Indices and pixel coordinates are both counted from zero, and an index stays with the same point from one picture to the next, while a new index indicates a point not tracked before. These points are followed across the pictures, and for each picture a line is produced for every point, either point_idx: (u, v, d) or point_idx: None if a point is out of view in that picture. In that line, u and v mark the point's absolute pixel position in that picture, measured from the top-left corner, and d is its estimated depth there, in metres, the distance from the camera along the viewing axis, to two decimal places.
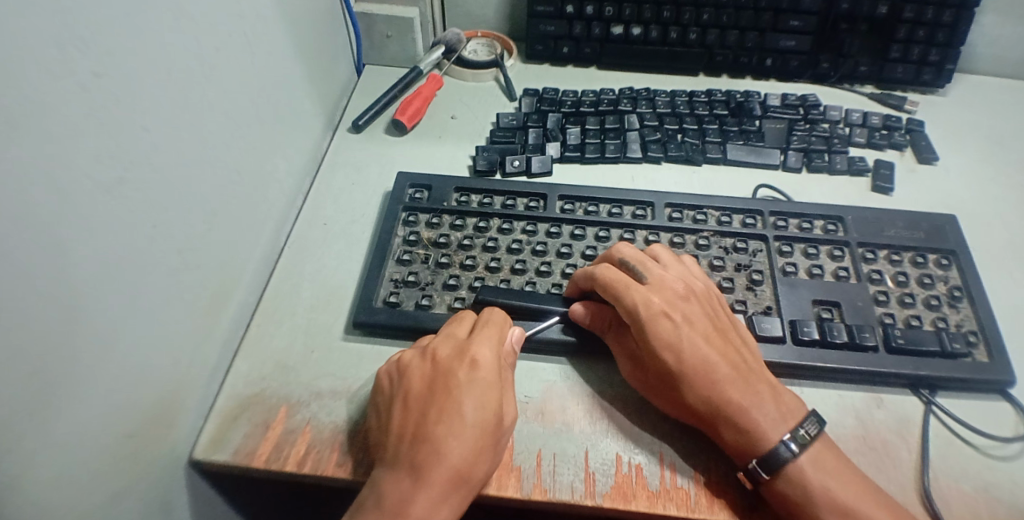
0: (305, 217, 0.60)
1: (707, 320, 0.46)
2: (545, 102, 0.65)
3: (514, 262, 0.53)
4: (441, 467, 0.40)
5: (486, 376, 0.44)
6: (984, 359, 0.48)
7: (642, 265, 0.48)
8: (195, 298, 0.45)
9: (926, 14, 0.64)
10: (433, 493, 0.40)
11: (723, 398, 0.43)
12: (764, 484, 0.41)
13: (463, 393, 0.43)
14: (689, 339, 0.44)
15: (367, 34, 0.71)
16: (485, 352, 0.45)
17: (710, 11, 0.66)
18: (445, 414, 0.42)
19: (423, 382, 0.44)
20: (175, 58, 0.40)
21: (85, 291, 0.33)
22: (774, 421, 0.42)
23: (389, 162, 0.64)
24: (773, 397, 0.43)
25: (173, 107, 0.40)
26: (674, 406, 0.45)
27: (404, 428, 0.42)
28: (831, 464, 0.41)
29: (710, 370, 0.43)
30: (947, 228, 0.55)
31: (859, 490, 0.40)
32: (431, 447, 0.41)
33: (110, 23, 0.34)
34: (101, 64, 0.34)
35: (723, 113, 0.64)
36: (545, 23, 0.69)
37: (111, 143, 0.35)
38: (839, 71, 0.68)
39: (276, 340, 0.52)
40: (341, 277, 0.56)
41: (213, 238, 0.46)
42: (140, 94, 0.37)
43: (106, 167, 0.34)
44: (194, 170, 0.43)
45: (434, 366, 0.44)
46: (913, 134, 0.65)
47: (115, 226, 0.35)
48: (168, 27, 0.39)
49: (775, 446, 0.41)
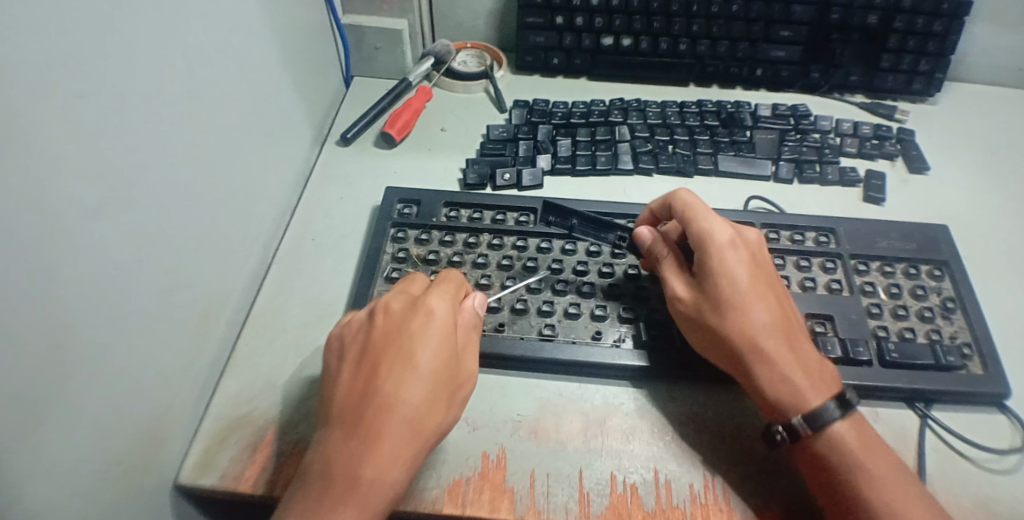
0: (293, 233, 0.59)
1: (768, 272, 0.47)
2: (536, 114, 0.65)
3: (505, 278, 0.52)
4: (395, 416, 0.39)
5: (440, 327, 0.42)
6: (978, 371, 0.48)
7: (706, 209, 0.48)
8: (180, 318, 0.43)
9: (916, 24, 0.64)
10: (387, 444, 0.38)
11: (771, 344, 0.43)
12: (802, 441, 0.42)
13: (416, 342, 0.41)
14: (749, 279, 0.45)
15: (355, 46, 0.70)
16: (439, 305, 0.44)
17: (700, 22, 0.66)
18: (398, 363, 0.40)
19: (375, 335, 0.42)
20: (159, 79, 0.39)
21: (67, 322, 0.32)
22: (815, 384, 0.43)
23: (378, 175, 0.63)
24: (816, 360, 0.44)
25: (159, 124, 0.39)
26: (713, 341, 0.45)
27: (355, 382, 0.41)
28: (866, 435, 0.42)
29: (761, 312, 0.44)
30: (940, 239, 0.55)
31: (891, 465, 0.40)
32: (383, 398, 0.39)
33: (92, 46, 0.33)
34: (82, 89, 0.33)
35: (713, 124, 0.63)
36: (534, 35, 0.68)
37: (95, 166, 0.34)
38: (829, 81, 0.68)
39: (263, 360, 0.51)
40: (330, 293, 0.55)
41: (200, 258, 0.45)
42: (125, 112, 0.36)
43: (90, 192, 0.34)
44: (180, 190, 0.42)
45: (386, 319, 0.43)
46: (904, 143, 0.64)
47: (100, 253, 0.35)
48: (154, 47, 0.39)
49: (822, 403, 0.42)
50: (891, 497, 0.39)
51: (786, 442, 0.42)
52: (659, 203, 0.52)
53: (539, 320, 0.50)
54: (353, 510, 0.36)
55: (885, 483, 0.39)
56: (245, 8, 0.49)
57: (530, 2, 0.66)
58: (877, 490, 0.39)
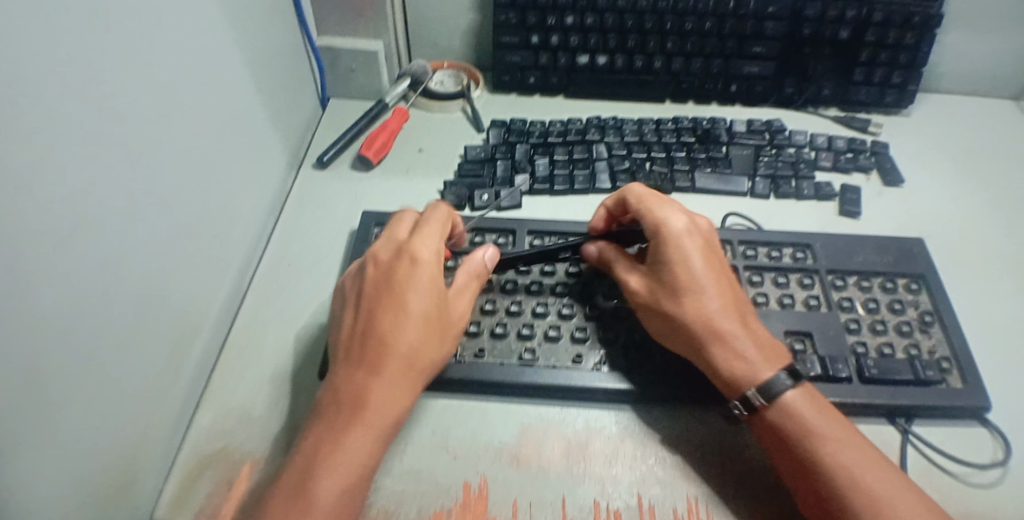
0: (269, 258, 0.59)
1: (718, 257, 0.49)
2: (513, 134, 0.65)
3: (484, 301, 0.52)
4: (391, 354, 0.43)
5: (427, 272, 0.46)
6: (958, 384, 0.48)
7: (660, 201, 0.51)
8: (150, 353, 0.42)
9: (887, 37, 0.65)
10: (387, 375, 0.42)
11: (724, 324, 0.45)
12: (758, 413, 0.43)
13: (405, 288, 0.45)
14: (702, 262, 0.47)
15: (330, 67, 0.70)
16: (424, 250, 0.47)
17: (674, 39, 0.66)
18: (390, 308, 0.44)
19: (370, 283, 0.46)
20: (127, 114, 0.38)
21: (37, 368, 0.32)
22: (768, 359, 0.44)
23: (354, 198, 0.63)
24: (765, 336, 0.46)
25: (126, 157, 0.38)
26: (669, 324, 0.47)
27: (356, 325, 0.45)
28: (817, 401, 0.43)
29: (713, 295, 0.46)
30: (916, 252, 0.55)
31: (844, 428, 0.42)
32: (378, 336, 0.43)
33: (59, 86, 0.33)
34: (48, 131, 0.32)
35: (690, 141, 0.64)
36: (510, 54, 0.68)
37: (63, 208, 0.33)
38: (803, 95, 0.69)
39: (240, 391, 0.50)
40: (307, 321, 0.54)
41: (172, 291, 0.44)
42: (92, 148, 0.35)
43: (59, 234, 0.33)
44: (152, 224, 0.41)
45: (377, 267, 0.47)
46: (879, 156, 0.65)
47: (70, 295, 0.34)
48: (124, 82, 0.38)
49: (773, 376, 0.43)
50: (847, 461, 0.40)
51: (743, 414, 0.44)
52: (613, 200, 0.54)
53: (519, 344, 0.50)
54: (360, 433, 0.40)
55: (839, 447, 0.41)
56: (215, 35, 0.49)
57: (504, 22, 0.66)
58: (833, 450, 0.41)
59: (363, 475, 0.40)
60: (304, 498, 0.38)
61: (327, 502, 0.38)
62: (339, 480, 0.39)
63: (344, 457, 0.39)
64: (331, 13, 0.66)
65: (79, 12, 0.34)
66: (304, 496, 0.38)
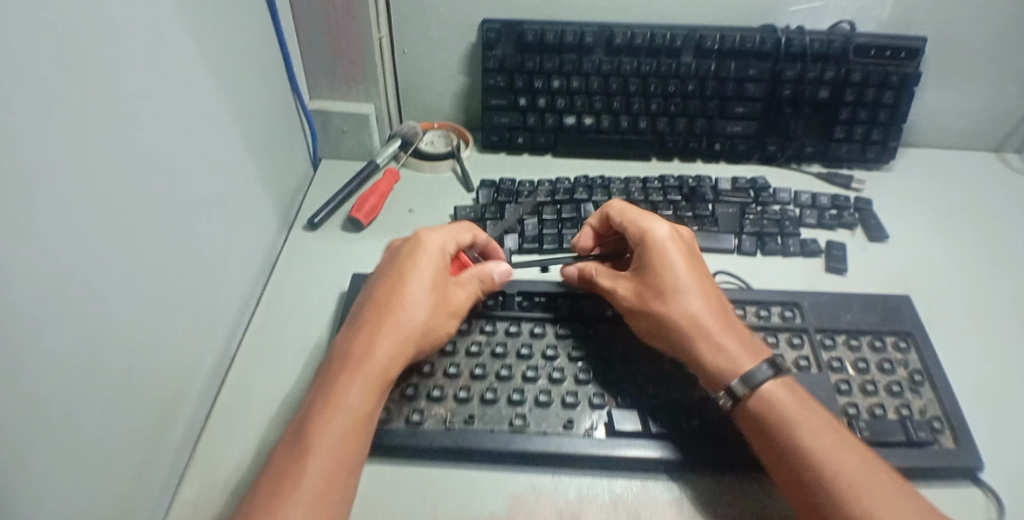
0: (258, 322, 0.58)
1: (700, 261, 0.53)
2: (502, 194, 0.66)
3: (474, 366, 0.51)
4: (391, 318, 0.48)
5: (430, 256, 0.52)
6: (950, 444, 0.48)
7: (642, 213, 0.56)
8: (139, 420, 0.42)
9: (866, 96, 0.67)
10: (381, 339, 0.47)
11: (706, 318, 0.49)
12: (742, 402, 0.46)
13: (410, 267, 0.51)
14: (685, 262, 0.52)
15: (322, 129, 0.71)
16: (432, 239, 0.53)
17: (658, 101, 0.68)
18: (394, 283, 0.50)
19: (385, 267, 0.53)
20: (122, 191, 0.39)
21: (18, 454, 0.30)
22: (748, 351, 0.47)
23: (345, 259, 0.63)
24: (746, 333, 0.49)
25: (121, 230, 0.38)
26: (654, 319, 0.50)
27: (366, 300, 0.51)
28: (797, 392, 0.46)
29: (694, 291, 0.50)
30: (903, 309, 0.55)
31: (821, 415, 0.45)
32: (381, 306, 0.49)
33: (56, 169, 0.33)
34: (40, 213, 0.32)
35: (677, 199, 0.65)
36: (498, 115, 0.70)
37: (51, 288, 0.32)
38: (786, 152, 0.71)
39: (226, 461, 0.49)
40: (294, 384, 0.54)
41: (161, 362, 0.44)
42: (91, 223, 0.36)
43: (46, 314, 0.32)
44: (141, 295, 0.41)
45: (392, 254, 0.54)
46: (862, 212, 0.66)
47: (55, 375, 0.33)
48: (121, 160, 0.38)
49: (754, 367, 0.46)
50: (826, 447, 0.43)
51: (728, 405, 0.47)
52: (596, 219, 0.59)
53: (509, 410, 0.49)
54: (358, 385, 0.44)
55: (818, 434, 0.43)
56: (214, 105, 0.50)
57: (492, 86, 0.68)
58: (813, 435, 0.43)
59: (361, 423, 0.43)
60: (305, 439, 0.41)
61: (325, 443, 0.41)
62: (337, 425, 0.42)
63: (340, 408, 0.43)
64: (325, 78, 0.68)
65: (88, 96, 0.35)
66: (306, 437, 0.41)
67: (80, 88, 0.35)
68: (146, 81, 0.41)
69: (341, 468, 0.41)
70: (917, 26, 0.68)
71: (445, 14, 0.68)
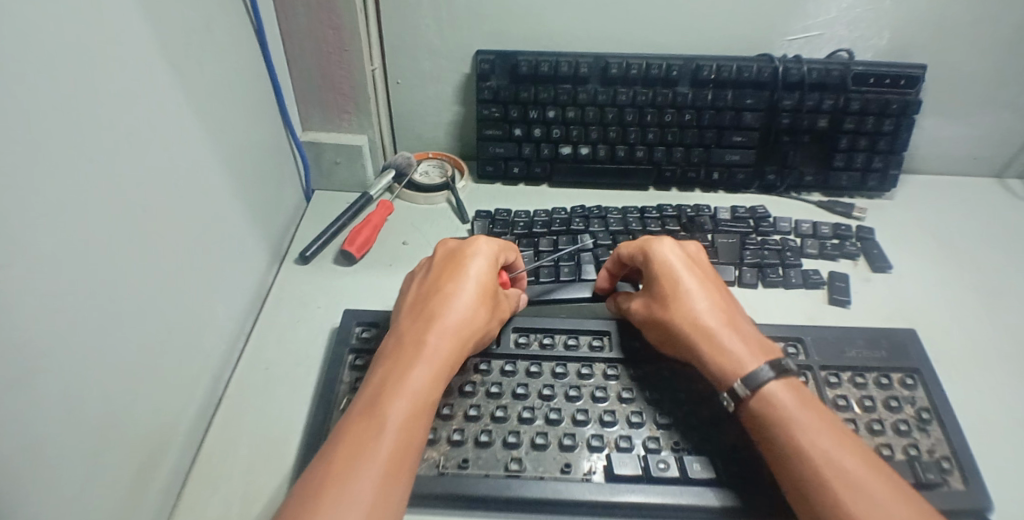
0: (246, 360, 0.56)
1: (706, 270, 0.54)
2: (497, 224, 0.65)
3: (468, 406, 0.49)
4: (454, 310, 0.48)
5: (489, 254, 0.52)
6: (960, 486, 0.45)
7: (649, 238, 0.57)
8: (123, 472, 0.40)
9: (865, 124, 0.66)
10: (447, 326, 0.47)
11: (705, 321, 0.49)
12: (744, 402, 0.46)
13: (469, 262, 0.51)
14: (688, 270, 0.53)
15: (314, 161, 0.70)
16: (487, 241, 0.54)
17: (655, 131, 0.67)
18: (456, 276, 0.50)
19: (438, 262, 0.53)
20: (109, 234, 0.37)
21: None
22: (752, 351, 0.47)
23: (336, 296, 0.62)
24: (755, 335, 0.49)
25: (106, 276, 0.37)
26: (664, 331, 0.51)
27: (421, 292, 0.51)
28: (801, 393, 0.46)
29: (697, 296, 0.51)
30: (908, 344, 0.54)
31: (825, 421, 0.44)
32: (443, 296, 0.49)
33: (36, 207, 0.32)
34: (15, 250, 0.30)
35: (675, 229, 0.64)
36: (494, 146, 0.69)
37: (22, 327, 0.30)
38: (785, 181, 0.70)
39: (210, 507, 0.46)
40: (281, 425, 0.51)
41: (149, 401, 0.42)
42: (73, 265, 0.34)
43: (17, 355, 0.30)
44: (123, 333, 0.39)
45: (446, 250, 0.54)
46: (864, 241, 0.65)
47: (24, 420, 0.30)
48: (106, 198, 0.37)
49: (757, 369, 0.46)
50: (825, 447, 0.42)
51: (732, 406, 0.46)
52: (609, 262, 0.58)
53: (505, 453, 0.47)
54: (424, 369, 0.44)
55: (816, 434, 0.42)
56: (204, 138, 0.49)
57: (487, 116, 0.67)
58: (813, 440, 0.42)
59: (427, 408, 0.43)
60: (377, 416, 0.41)
61: (395, 422, 0.41)
62: (405, 406, 0.42)
63: (410, 390, 0.43)
64: (318, 110, 0.68)
65: (73, 140, 0.34)
66: (378, 415, 0.41)
67: (67, 129, 0.34)
68: (134, 119, 0.40)
69: (410, 449, 0.41)
70: (914, 55, 0.67)
71: (440, 46, 0.68)
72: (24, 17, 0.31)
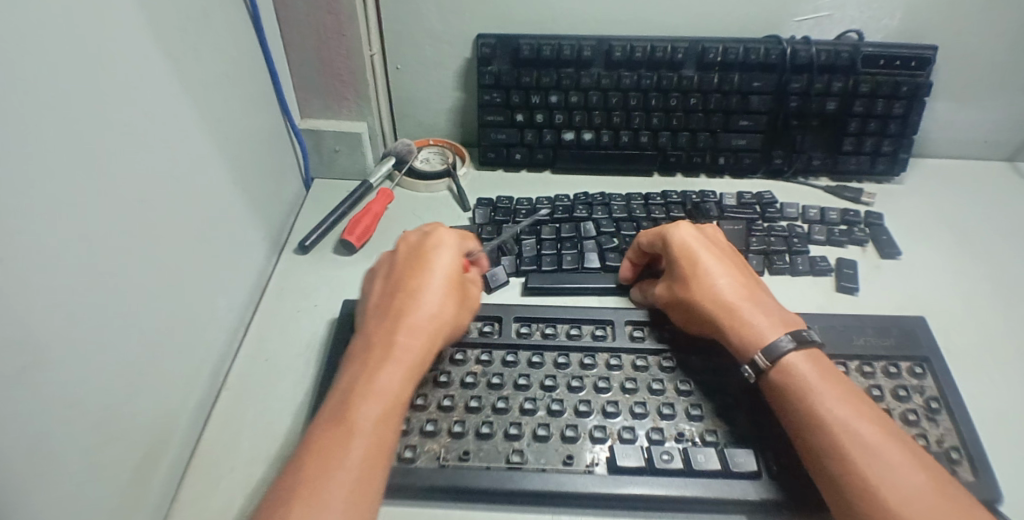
0: (246, 352, 0.56)
1: (726, 249, 0.54)
2: (499, 212, 0.64)
3: (468, 398, 0.49)
4: (419, 306, 0.47)
5: (451, 246, 0.51)
6: (969, 477, 0.45)
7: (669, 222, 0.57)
8: (126, 466, 0.40)
9: (876, 107, 0.64)
10: (413, 323, 0.46)
11: (726, 296, 0.49)
12: (765, 373, 0.45)
13: (432, 255, 0.50)
14: (705, 250, 0.52)
15: (314, 149, 0.70)
16: (448, 232, 0.52)
17: (660, 115, 0.66)
18: (419, 270, 0.49)
19: (400, 257, 0.51)
20: (106, 228, 0.37)
21: None
22: (773, 323, 0.47)
23: (337, 285, 0.61)
24: (775, 306, 0.49)
25: (104, 269, 0.36)
26: (688, 310, 0.51)
27: (385, 289, 0.50)
28: (820, 362, 0.45)
29: (717, 274, 0.51)
30: (917, 332, 0.53)
31: (845, 390, 0.44)
32: (407, 293, 0.48)
33: (31, 207, 0.31)
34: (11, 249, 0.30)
35: (679, 215, 0.63)
36: (495, 132, 0.68)
37: (20, 327, 0.30)
38: (793, 165, 0.68)
39: (212, 500, 0.45)
40: (282, 417, 0.51)
41: (150, 396, 0.42)
42: (69, 263, 0.34)
43: (15, 355, 0.30)
44: (120, 328, 0.38)
45: (407, 244, 0.52)
46: (873, 227, 0.64)
47: (22, 421, 0.30)
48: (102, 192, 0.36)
49: (775, 340, 0.46)
50: (843, 414, 0.42)
51: (753, 379, 0.46)
52: (631, 250, 0.58)
53: (507, 445, 0.46)
54: (392, 371, 0.43)
55: (833, 401, 0.42)
56: (200, 129, 0.48)
57: (488, 102, 0.66)
58: (833, 407, 0.42)
59: (397, 408, 0.42)
60: (345, 423, 0.40)
61: (365, 426, 0.40)
62: (374, 410, 0.41)
63: (378, 392, 0.42)
64: (316, 98, 0.67)
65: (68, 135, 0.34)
66: (348, 420, 0.40)
67: (60, 125, 0.33)
68: (130, 111, 0.39)
69: (381, 454, 0.40)
70: (927, 36, 0.66)
71: (439, 30, 0.66)
72: (14, 11, 0.30)
